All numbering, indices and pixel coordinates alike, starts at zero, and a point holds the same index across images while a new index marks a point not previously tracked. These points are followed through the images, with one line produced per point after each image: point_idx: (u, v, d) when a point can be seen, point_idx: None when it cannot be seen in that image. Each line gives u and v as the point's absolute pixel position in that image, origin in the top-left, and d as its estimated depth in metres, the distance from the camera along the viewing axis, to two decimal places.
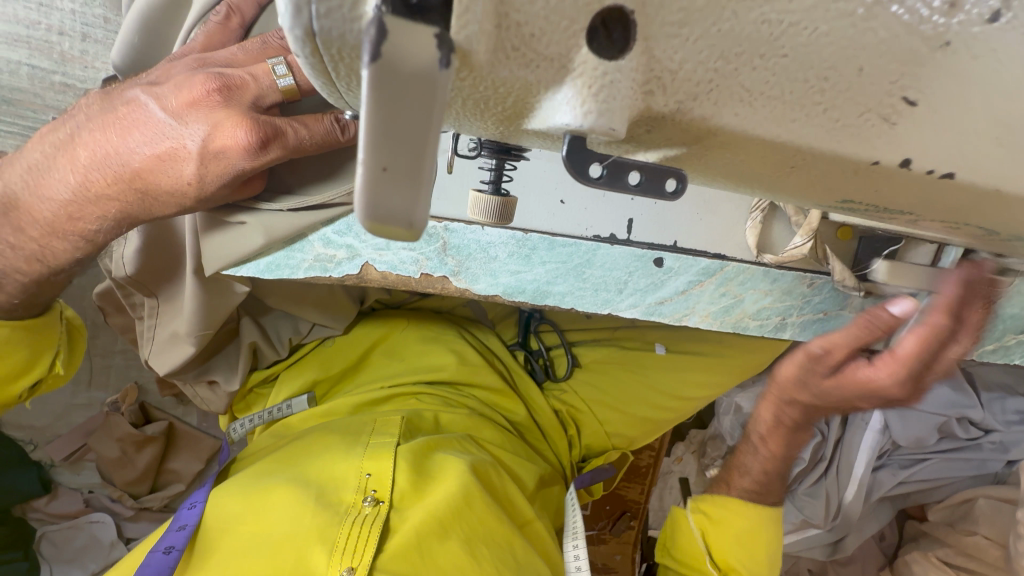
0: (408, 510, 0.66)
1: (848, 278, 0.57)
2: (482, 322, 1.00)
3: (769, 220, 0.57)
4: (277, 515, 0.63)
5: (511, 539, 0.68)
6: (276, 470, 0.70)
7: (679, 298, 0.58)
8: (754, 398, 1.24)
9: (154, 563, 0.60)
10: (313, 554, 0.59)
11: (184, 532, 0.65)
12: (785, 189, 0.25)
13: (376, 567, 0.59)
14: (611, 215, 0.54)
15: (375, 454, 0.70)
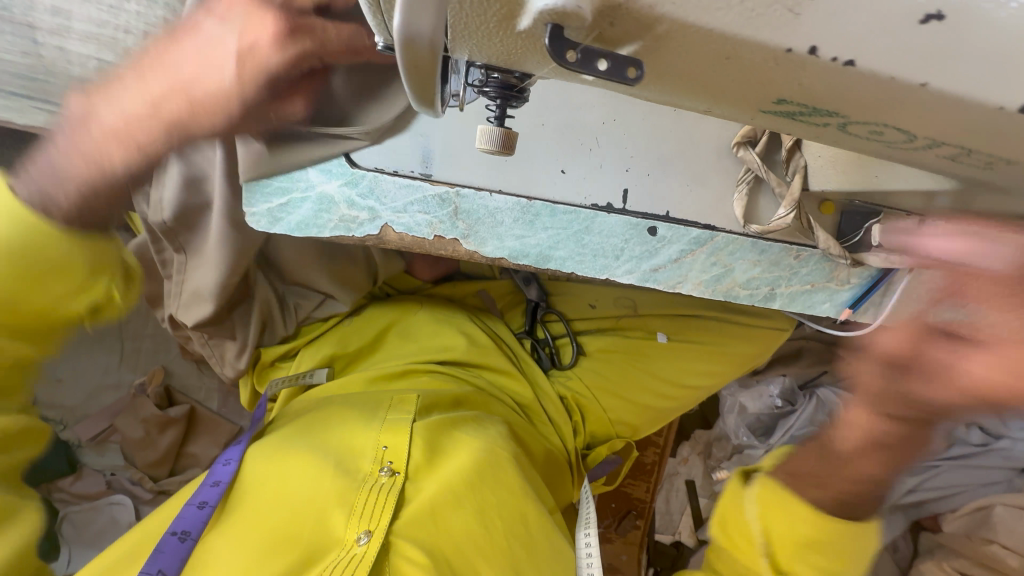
0: (422, 481, 0.69)
1: (833, 247, 0.61)
2: (491, 311, 1.05)
3: (755, 193, 0.61)
4: (301, 478, 0.67)
5: (522, 514, 0.71)
6: (299, 437, 0.74)
7: (672, 266, 0.62)
8: (756, 398, 1.30)
9: (188, 515, 0.63)
10: (335, 514, 0.63)
11: (217, 489, 0.68)
12: (728, 87, 0.29)
13: (393, 531, 0.62)
14: (608, 185, 0.59)
15: (392, 429, 0.74)
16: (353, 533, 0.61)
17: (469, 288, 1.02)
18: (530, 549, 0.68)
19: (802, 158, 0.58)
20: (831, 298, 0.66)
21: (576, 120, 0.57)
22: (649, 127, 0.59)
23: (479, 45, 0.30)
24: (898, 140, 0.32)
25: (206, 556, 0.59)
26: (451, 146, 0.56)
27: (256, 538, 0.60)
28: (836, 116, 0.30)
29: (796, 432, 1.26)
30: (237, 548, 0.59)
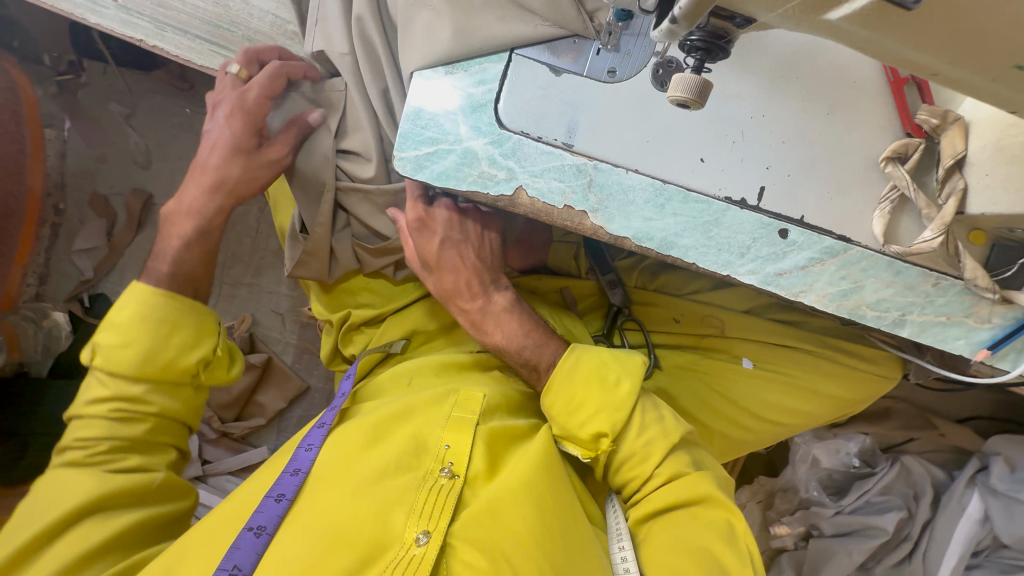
0: (480, 488, 0.67)
1: (980, 277, 0.58)
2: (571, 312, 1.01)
3: (898, 213, 0.58)
4: (365, 469, 0.65)
5: (585, 528, 0.67)
6: (363, 422, 0.71)
7: (798, 273, 0.60)
8: (831, 453, 1.20)
9: (265, 509, 0.63)
10: (396, 510, 0.62)
11: (296, 480, 0.66)
12: None
13: (451, 532, 0.62)
14: (746, 180, 0.58)
15: (455, 427, 0.70)
16: (411, 532, 0.61)
17: (555, 285, 1.01)
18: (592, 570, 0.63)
19: (962, 181, 0.54)
20: (967, 335, 0.61)
21: (724, 112, 0.57)
22: (798, 127, 0.57)
23: None
24: None
25: (278, 551, 0.59)
26: (600, 119, 0.57)
27: (317, 528, 0.60)
28: None
29: (873, 498, 1.17)
30: (300, 541, 0.59)
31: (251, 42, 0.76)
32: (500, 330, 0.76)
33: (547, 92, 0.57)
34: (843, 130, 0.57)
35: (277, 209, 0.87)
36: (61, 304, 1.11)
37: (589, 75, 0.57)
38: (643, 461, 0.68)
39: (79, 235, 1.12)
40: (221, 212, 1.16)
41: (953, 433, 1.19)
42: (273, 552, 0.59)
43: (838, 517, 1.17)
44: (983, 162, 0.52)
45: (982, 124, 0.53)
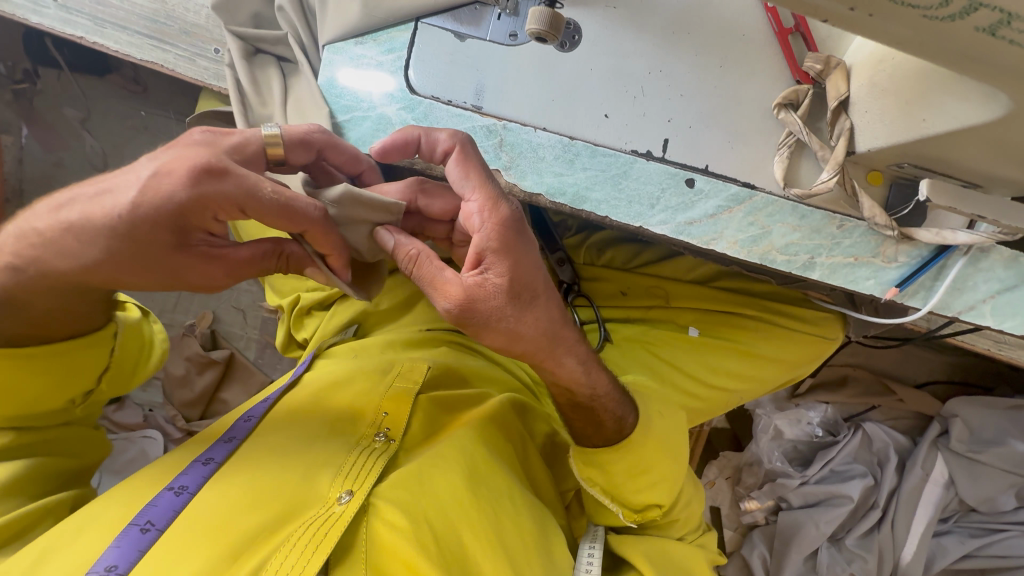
0: (414, 453, 0.69)
1: (879, 215, 0.60)
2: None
3: (797, 157, 0.61)
4: (297, 438, 0.66)
5: (512, 493, 0.68)
6: (305, 395, 0.72)
7: (708, 221, 0.62)
8: (794, 424, 1.22)
9: (192, 472, 0.62)
10: (322, 474, 0.63)
11: (229, 446, 0.66)
12: None
13: (375, 493, 0.62)
14: (649, 133, 0.61)
15: (395, 397, 0.72)
16: (335, 492, 0.61)
17: None
18: (518, 530, 0.66)
19: (848, 121, 0.57)
20: (876, 275, 0.63)
21: (624, 69, 0.60)
22: (695, 80, 0.60)
23: None
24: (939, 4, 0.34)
25: (197, 506, 0.58)
26: (507, 80, 0.60)
27: (242, 489, 0.60)
28: None
29: (837, 466, 1.18)
30: (221, 500, 0.59)
31: (188, 36, 0.80)
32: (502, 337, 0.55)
33: (454, 58, 0.60)
34: (735, 84, 0.61)
35: None
36: None
37: (492, 39, 0.60)
38: (625, 478, 0.69)
39: None
40: None
41: (911, 398, 1.19)
42: (191, 507, 0.58)
43: (804, 487, 1.18)
44: (864, 100, 0.55)
45: (860, 66, 0.56)
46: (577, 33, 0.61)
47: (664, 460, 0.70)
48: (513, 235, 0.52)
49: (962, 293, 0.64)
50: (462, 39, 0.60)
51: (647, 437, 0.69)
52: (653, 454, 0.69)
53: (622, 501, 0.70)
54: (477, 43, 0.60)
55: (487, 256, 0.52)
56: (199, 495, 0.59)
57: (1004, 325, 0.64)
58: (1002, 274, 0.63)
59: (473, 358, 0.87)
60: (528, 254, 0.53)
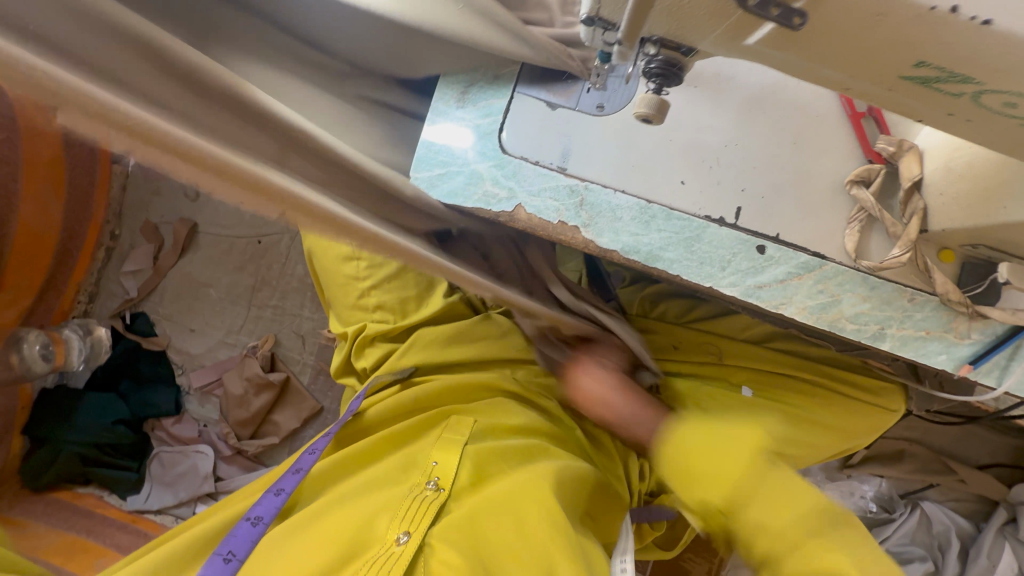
0: (465, 500, 0.69)
1: (951, 292, 0.61)
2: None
3: (867, 232, 0.63)
4: (356, 486, 0.71)
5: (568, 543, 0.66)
6: (365, 444, 0.79)
7: (777, 286, 0.64)
8: (846, 495, 1.18)
9: (264, 502, 0.69)
10: (381, 516, 0.66)
11: (298, 477, 0.72)
12: (866, 49, 0.37)
13: (430, 534, 0.63)
14: (723, 201, 0.64)
15: (444, 446, 0.75)
16: (393, 533, 0.64)
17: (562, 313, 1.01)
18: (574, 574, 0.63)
19: (921, 202, 0.59)
20: (948, 350, 0.64)
21: (700, 141, 0.65)
22: (769, 154, 0.64)
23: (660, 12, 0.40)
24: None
25: (269, 548, 0.64)
26: (591, 144, 0.65)
27: (308, 530, 0.65)
28: (969, 81, 0.36)
29: (893, 547, 1.12)
30: (289, 542, 0.64)
31: None
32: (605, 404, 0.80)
33: (545, 123, 0.66)
34: (808, 161, 0.64)
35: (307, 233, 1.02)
36: (105, 320, 1.22)
37: (581, 109, 0.66)
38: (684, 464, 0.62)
39: (130, 258, 1.25)
40: (256, 239, 1.25)
41: (973, 480, 1.13)
42: (264, 546, 0.65)
43: None
44: (940, 183, 0.58)
45: (933, 151, 0.59)
46: None
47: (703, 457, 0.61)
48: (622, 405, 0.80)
49: None
50: (552, 106, 0.66)
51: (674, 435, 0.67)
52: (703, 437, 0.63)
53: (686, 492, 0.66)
54: (568, 111, 0.66)
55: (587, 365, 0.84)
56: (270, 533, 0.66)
57: None
58: None
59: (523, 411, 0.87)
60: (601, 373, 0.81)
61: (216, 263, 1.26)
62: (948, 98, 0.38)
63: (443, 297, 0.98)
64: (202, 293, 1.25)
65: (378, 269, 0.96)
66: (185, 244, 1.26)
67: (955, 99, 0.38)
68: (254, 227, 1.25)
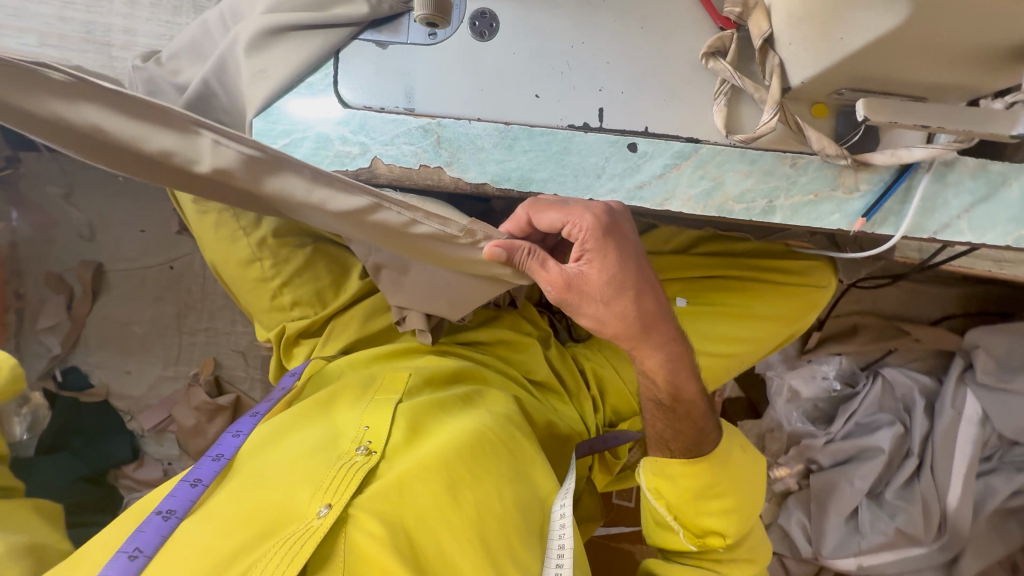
0: (399, 461, 0.64)
1: (828, 146, 0.59)
2: (503, 309, 0.97)
3: (736, 104, 0.60)
4: (282, 453, 0.63)
5: (504, 491, 0.65)
6: (298, 409, 0.70)
7: (657, 182, 0.61)
8: (808, 380, 1.17)
9: (178, 493, 0.58)
10: (301, 488, 0.58)
11: (216, 464, 0.63)
12: None
13: (354, 505, 0.57)
14: (583, 105, 0.61)
15: (377, 409, 0.69)
16: (315, 507, 0.57)
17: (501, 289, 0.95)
18: (509, 531, 0.62)
19: (776, 57, 0.56)
20: (840, 208, 0.62)
21: (546, 48, 0.61)
22: (622, 45, 0.60)
23: None
24: None
25: (183, 537, 0.54)
26: (434, 76, 0.61)
27: (230, 507, 0.57)
28: None
29: (862, 418, 1.14)
30: (199, 532, 0.54)
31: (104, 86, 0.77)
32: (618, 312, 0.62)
33: (381, 65, 0.61)
34: (664, 44, 0.60)
35: (202, 241, 0.95)
36: (35, 384, 1.15)
37: (415, 40, 0.61)
38: (693, 500, 0.74)
39: (43, 314, 1.16)
40: (167, 265, 1.18)
41: (928, 337, 1.14)
42: (176, 535, 0.54)
43: (831, 445, 1.14)
44: (786, 33, 0.54)
45: (775, 1, 0.55)
46: (496, 19, 0.61)
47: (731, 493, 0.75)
48: (622, 276, 0.60)
49: (935, 212, 0.62)
50: (382, 44, 0.61)
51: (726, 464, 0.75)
52: (731, 478, 0.75)
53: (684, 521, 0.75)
54: (400, 44, 0.61)
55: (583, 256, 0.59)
56: (183, 520, 0.55)
57: (986, 239, 0.62)
58: (970, 186, 0.62)
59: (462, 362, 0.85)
60: (623, 249, 0.59)
61: (134, 300, 1.18)
62: None
63: (359, 279, 0.96)
64: (127, 334, 1.19)
65: (285, 265, 0.92)
66: (95, 287, 1.17)
67: None
68: (160, 253, 1.17)
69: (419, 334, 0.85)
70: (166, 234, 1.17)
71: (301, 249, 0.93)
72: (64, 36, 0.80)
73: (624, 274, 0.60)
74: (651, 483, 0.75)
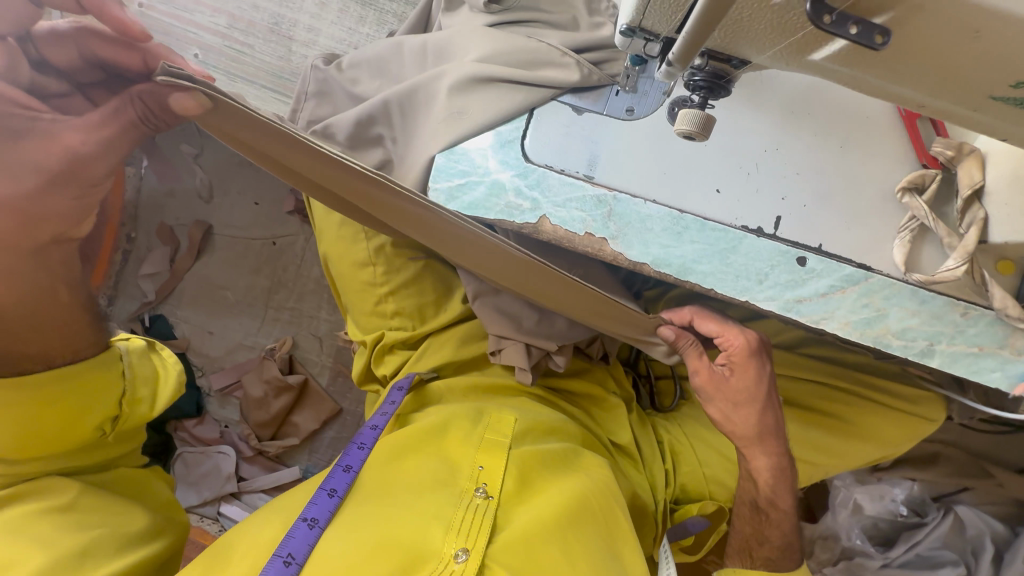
0: (513, 512, 0.67)
1: (1011, 307, 0.57)
2: (594, 362, 0.99)
3: (918, 243, 0.59)
4: (409, 483, 0.67)
5: (611, 561, 0.67)
6: (411, 435, 0.74)
7: (818, 300, 0.60)
8: (875, 498, 1.14)
9: (319, 502, 0.66)
10: (433, 527, 0.62)
11: (347, 477, 0.70)
12: (954, 70, 0.36)
13: (487, 553, 0.61)
14: (761, 210, 0.60)
15: (489, 449, 0.72)
16: (450, 548, 0.61)
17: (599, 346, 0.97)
18: None
19: (981, 211, 0.55)
20: (1002, 368, 0.60)
21: (738, 146, 0.61)
22: (816, 159, 0.60)
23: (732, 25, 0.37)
24: None
25: (327, 548, 0.60)
26: (621, 150, 0.61)
27: (368, 530, 0.62)
28: None
29: (923, 551, 1.09)
30: (345, 549, 0.60)
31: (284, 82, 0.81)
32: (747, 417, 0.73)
33: (570, 129, 0.62)
34: (860, 167, 0.59)
35: (322, 237, 1.00)
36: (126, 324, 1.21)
37: (609, 113, 0.62)
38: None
39: (147, 262, 1.24)
40: (271, 241, 1.23)
41: (1013, 484, 1.09)
42: (322, 545, 0.61)
43: (885, 570, 1.10)
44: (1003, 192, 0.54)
45: (995, 157, 0.54)
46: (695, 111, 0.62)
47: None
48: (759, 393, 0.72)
49: None
50: (577, 110, 0.63)
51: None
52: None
53: None
54: (597, 115, 0.62)
55: (728, 363, 0.71)
56: (327, 532, 0.62)
57: None
58: None
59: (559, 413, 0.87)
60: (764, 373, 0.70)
61: (232, 266, 1.25)
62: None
63: (461, 303, 0.99)
64: (219, 296, 1.25)
65: (395, 275, 0.94)
66: (202, 247, 1.24)
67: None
68: (268, 228, 1.23)
69: (519, 371, 0.88)
70: (278, 212, 1.23)
71: (412, 263, 0.95)
72: (251, 26, 0.83)
73: (761, 396, 0.72)
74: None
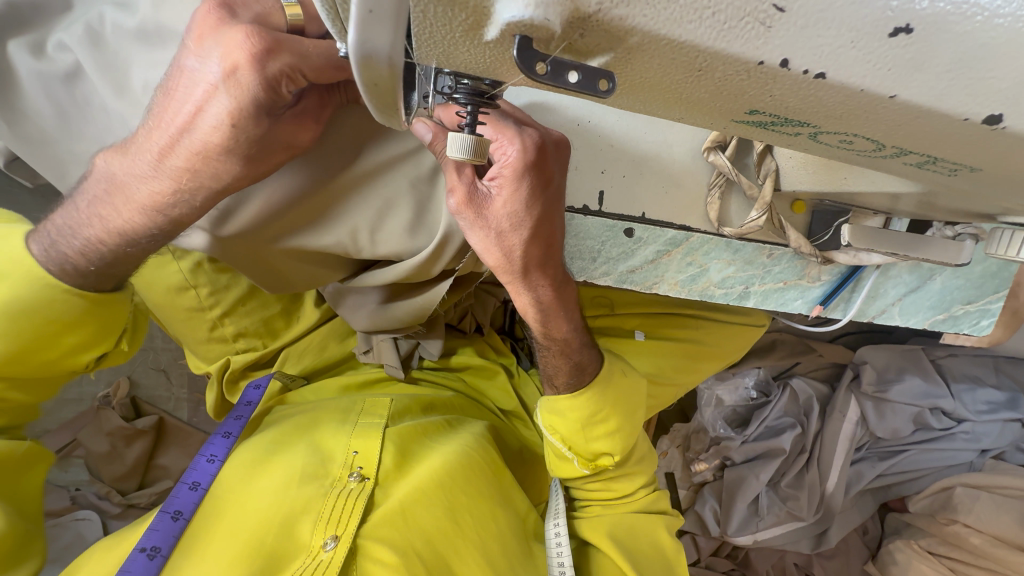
0: (392, 488, 0.66)
1: (804, 245, 0.61)
2: (468, 335, 0.98)
3: (727, 196, 0.61)
4: (273, 483, 0.63)
5: (487, 498, 0.69)
6: (276, 435, 0.70)
7: (649, 266, 0.63)
8: (732, 391, 1.34)
9: (160, 528, 0.59)
10: (301, 519, 0.60)
11: (195, 495, 0.64)
12: (696, 99, 0.27)
13: (361, 534, 0.60)
14: (583, 187, 0.58)
15: (364, 433, 0.71)
16: (319, 538, 0.59)
17: (470, 322, 0.96)
18: (504, 552, 0.66)
19: (773, 162, 0.57)
20: (803, 295, 0.67)
21: (549, 123, 0.57)
22: (629, 129, 0.58)
23: (449, 56, 0.26)
24: (916, 161, 0.31)
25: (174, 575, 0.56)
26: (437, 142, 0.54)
27: (227, 542, 0.58)
28: (804, 126, 0.28)
29: (771, 422, 1.31)
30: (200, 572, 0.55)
31: None
32: (530, 231, 0.51)
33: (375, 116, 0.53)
34: (669, 129, 0.59)
35: None
36: None
37: None
38: (581, 428, 0.67)
39: None
40: None
41: (828, 351, 1.35)
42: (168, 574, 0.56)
43: (745, 445, 1.31)
44: None
45: None
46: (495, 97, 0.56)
47: (616, 412, 0.68)
48: (549, 182, 0.50)
49: (876, 299, 0.70)
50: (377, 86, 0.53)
51: (612, 375, 0.69)
52: (620, 385, 0.69)
53: (574, 449, 0.68)
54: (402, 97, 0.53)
55: (497, 180, 0.48)
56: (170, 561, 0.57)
57: (910, 321, 0.72)
58: (907, 278, 0.69)
59: (433, 390, 0.89)
60: (554, 178, 0.50)
61: None
62: (786, 136, 0.31)
63: (314, 307, 0.89)
64: None
65: (225, 293, 0.79)
66: None
67: (794, 137, 0.31)
68: None
69: (389, 368, 0.85)
70: None
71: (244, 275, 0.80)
72: None
73: (549, 200, 0.50)
74: (545, 417, 0.68)
